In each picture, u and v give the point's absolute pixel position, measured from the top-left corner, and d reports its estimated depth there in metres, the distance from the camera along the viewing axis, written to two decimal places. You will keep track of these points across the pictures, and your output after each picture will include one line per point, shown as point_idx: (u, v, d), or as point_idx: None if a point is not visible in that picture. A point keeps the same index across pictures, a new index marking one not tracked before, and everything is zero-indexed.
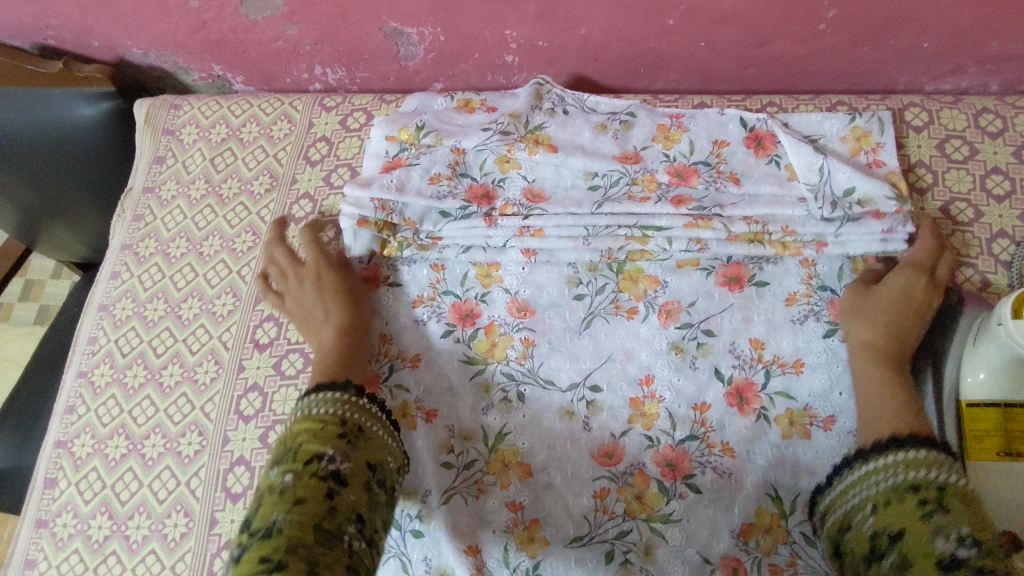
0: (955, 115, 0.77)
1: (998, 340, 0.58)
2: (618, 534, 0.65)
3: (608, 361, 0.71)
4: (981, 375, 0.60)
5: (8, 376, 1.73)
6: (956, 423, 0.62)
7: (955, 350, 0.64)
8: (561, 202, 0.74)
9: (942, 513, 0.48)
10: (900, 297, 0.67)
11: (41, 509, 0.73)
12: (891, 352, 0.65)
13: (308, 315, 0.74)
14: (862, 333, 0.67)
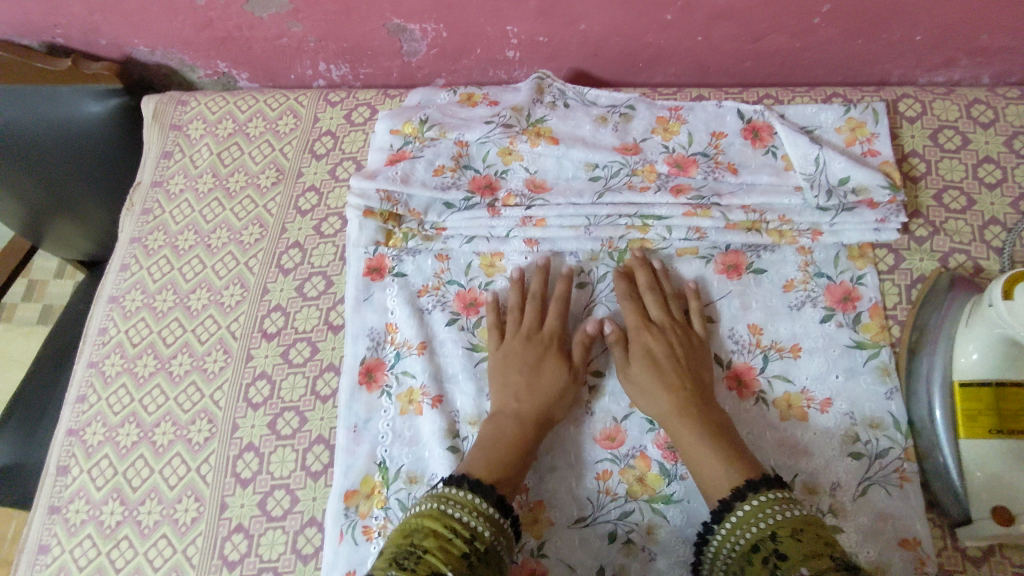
0: (947, 107, 0.79)
1: (991, 319, 0.60)
2: (621, 514, 0.66)
3: (610, 348, 0.73)
4: (974, 356, 0.62)
5: (12, 374, 1.74)
6: (948, 403, 0.63)
7: (947, 331, 0.66)
8: (564, 192, 0.76)
9: (783, 563, 0.52)
10: (653, 345, 0.69)
11: (54, 496, 0.74)
12: (670, 400, 0.65)
13: (511, 375, 0.69)
14: (638, 383, 0.68)
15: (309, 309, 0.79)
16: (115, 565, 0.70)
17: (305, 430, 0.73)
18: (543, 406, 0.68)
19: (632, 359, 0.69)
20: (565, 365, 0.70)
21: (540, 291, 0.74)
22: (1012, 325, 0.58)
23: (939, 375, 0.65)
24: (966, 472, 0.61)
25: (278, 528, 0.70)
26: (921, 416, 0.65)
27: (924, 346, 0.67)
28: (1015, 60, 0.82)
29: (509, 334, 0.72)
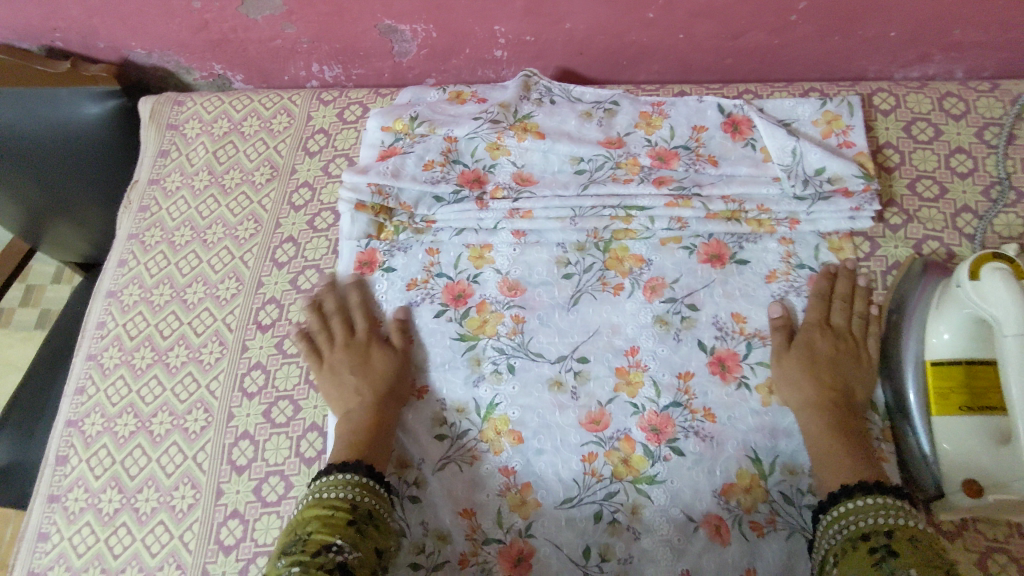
0: (921, 99, 0.81)
1: (960, 299, 0.63)
2: (606, 495, 0.68)
3: (595, 335, 0.75)
4: (944, 335, 0.64)
5: (9, 379, 1.75)
6: (921, 381, 0.65)
7: (919, 314, 0.68)
8: (549, 185, 0.78)
9: (894, 557, 0.53)
10: (820, 345, 0.70)
11: (54, 485, 0.76)
12: (817, 399, 0.68)
13: (343, 376, 0.74)
14: (785, 379, 0.70)
15: (302, 301, 0.81)
16: (114, 552, 0.72)
17: (298, 418, 0.75)
18: (376, 392, 0.72)
19: (790, 354, 0.71)
20: (391, 352, 0.75)
21: (359, 300, 0.78)
22: (979, 303, 0.60)
23: (911, 356, 0.67)
24: (939, 448, 0.63)
25: (273, 513, 0.72)
26: (896, 395, 0.67)
27: (898, 329, 0.69)
28: (987, 55, 0.85)
29: (337, 344, 0.76)
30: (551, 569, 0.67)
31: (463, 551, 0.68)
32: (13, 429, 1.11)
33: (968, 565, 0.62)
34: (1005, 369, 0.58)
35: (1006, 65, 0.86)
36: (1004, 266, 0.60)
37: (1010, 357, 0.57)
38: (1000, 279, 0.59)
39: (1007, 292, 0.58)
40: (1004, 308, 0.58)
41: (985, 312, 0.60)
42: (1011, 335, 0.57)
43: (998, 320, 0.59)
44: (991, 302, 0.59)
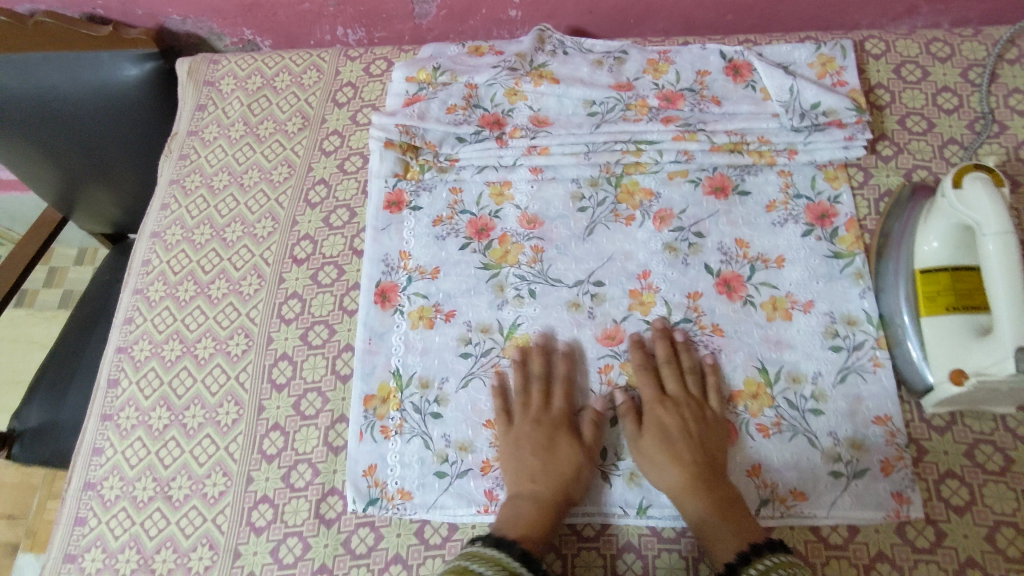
0: (909, 45, 0.87)
1: (945, 211, 0.68)
2: (622, 402, 0.73)
3: (609, 261, 0.80)
4: (934, 244, 0.70)
5: (33, 358, 1.73)
6: (912, 288, 0.72)
7: (911, 229, 0.74)
8: (564, 125, 0.84)
9: None
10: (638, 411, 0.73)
11: (106, 405, 0.82)
12: (681, 466, 0.68)
13: (524, 457, 0.71)
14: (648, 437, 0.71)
15: (335, 236, 0.87)
16: (164, 463, 0.78)
17: (334, 339, 0.81)
18: (560, 487, 0.69)
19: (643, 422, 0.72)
20: (579, 446, 0.71)
21: (542, 371, 0.75)
22: (964, 209, 0.66)
23: (903, 267, 0.73)
24: (926, 345, 0.69)
25: (311, 425, 0.77)
26: (889, 303, 0.73)
27: (891, 245, 0.75)
28: (971, 6, 0.91)
29: (517, 416, 0.74)
30: None
31: (486, 457, 0.73)
32: (48, 387, 1.12)
33: (956, 455, 0.68)
34: (985, 264, 0.63)
35: (990, 15, 0.92)
36: (985, 176, 0.66)
37: (991, 254, 0.62)
38: (980, 187, 0.65)
39: (987, 196, 0.64)
40: (984, 210, 0.64)
41: (969, 217, 0.65)
42: (990, 234, 0.63)
43: (979, 223, 0.64)
44: (975, 206, 0.64)
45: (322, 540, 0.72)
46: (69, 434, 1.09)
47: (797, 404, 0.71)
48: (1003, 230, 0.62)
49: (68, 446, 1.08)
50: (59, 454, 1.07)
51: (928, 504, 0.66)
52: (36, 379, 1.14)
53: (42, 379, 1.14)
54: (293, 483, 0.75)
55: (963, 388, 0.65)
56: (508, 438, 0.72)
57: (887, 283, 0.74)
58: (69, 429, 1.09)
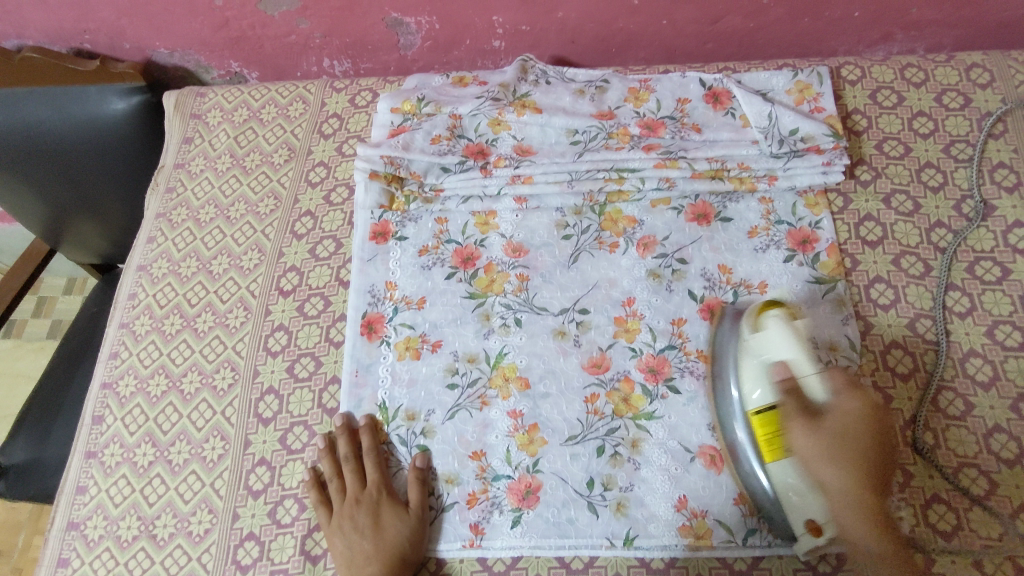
0: (884, 70, 0.89)
1: (755, 356, 0.66)
2: (608, 431, 0.73)
3: (594, 288, 0.81)
4: (755, 390, 0.66)
5: (20, 392, 1.70)
6: (750, 432, 0.67)
7: (733, 367, 0.70)
8: (547, 154, 0.85)
9: None
10: (844, 430, 0.60)
11: (91, 442, 0.81)
12: (850, 488, 0.59)
13: (356, 541, 0.70)
14: (820, 467, 0.60)
15: (321, 268, 0.87)
16: (148, 500, 0.77)
17: (320, 372, 0.81)
18: (397, 563, 0.69)
19: (822, 424, 0.61)
20: (405, 518, 0.71)
21: (351, 451, 0.75)
22: (767, 352, 0.65)
23: (737, 410, 0.68)
24: (778, 493, 0.65)
25: (297, 459, 0.77)
26: (733, 452, 0.69)
27: (721, 382, 0.71)
28: (944, 32, 0.93)
29: (342, 502, 0.73)
30: (557, 499, 0.71)
31: (472, 490, 0.73)
32: (32, 425, 1.11)
33: (944, 480, 0.67)
34: (815, 409, 0.62)
35: (964, 41, 0.94)
36: (778, 315, 0.66)
37: (814, 394, 0.63)
38: (780, 329, 0.64)
39: (783, 335, 0.64)
40: (788, 354, 0.63)
41: (776, 363, 0.64)
42: (807, 378, 0.63)
43: (791, 364, 0.63)
44: (776, 349, 0.64)
45: None
46: (54, 470, 1.07)
47: None
48: (813, 370, 0.62)
49: (54, 483, 1.06)
50: (44, 491, 1.05)
51: (915, 531, 0.66)
52: (21, 414, 1.13)
53: (27, 414, 1.12)
54: (279, 520, 0.74)
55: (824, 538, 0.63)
56: (335, 525, 0.71)
57: (728, 432, 0.69)
58: (54, 467, 1.07)
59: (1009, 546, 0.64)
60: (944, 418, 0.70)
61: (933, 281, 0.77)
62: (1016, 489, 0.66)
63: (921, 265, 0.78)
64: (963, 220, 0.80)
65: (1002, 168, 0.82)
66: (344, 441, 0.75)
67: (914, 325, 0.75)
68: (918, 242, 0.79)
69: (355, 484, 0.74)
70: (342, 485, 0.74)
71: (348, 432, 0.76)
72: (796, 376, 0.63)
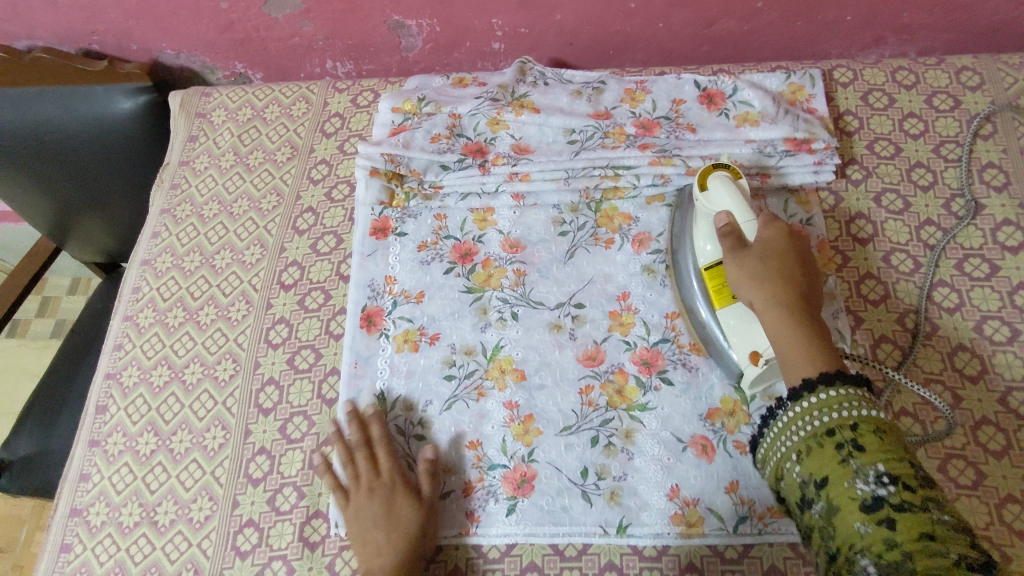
0: (876, 73, 0.91)
1: (701, 212, 0.75)
2: (602, 422, 0.75)
3: (590, 283, 0.82)
4: (705, 244, 0.74)
5: (22, 389, 1.72)
6: (702, 285, 0.74)
7: (688, 235, 0.77)
8: (545, 152, 0.87)
9: (859, 452, 0.55)
10: (770, 253, 0.68)
11: (94, 431, 0.83)
12: (772, 291, 0.66)
13: (370, 529, 0.69)
14: (744, 288, 0.68)
15: (322, 262, 0.89)
16: (150, 488, 0.78)
17: (320, 363, 0.83)
18: (412, 551, 0.68)
19: (750, 252, 0.69)
20: (420, 506, 0.70)
21: (363, 438, 0.74)
22: (711, 206, 0.73)
23: (691, 268, 0.76)
24: (729, 334, 0.71)
25: (296, 448, 0.78)
26: (689, 305, 0.76)
27: (677, 249, 0.79)
28: (935, 36, 0.95)
29: (355, 489, 0.72)
30: (552, 488, 0.72)
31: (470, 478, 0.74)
32: (36, 418, 1.12)
33: (932, 471, 0.69)
34: (748, 244, 0.69)
35: (954, 45, 0.96)
36: (722, 174, 0.73)
37: (748, 235, 0.70)
38: (721, 187, 0.72)
39: (725, 190, 0.72)
40: (727, 204, 0.71)
41: (718, 213, 0.72)
42: (743, 222, 0.70)
43: (731, 213, 0.71)
44: (717, 200, 0.72)
45: (306, 563, 0.72)
46: (58, 462, 1.08)
47: None
48: (747, 215, 0.70)
49: (57, 475, 1.07)
50: (47, 483, 1.07)
51: None
52: (26, 408, 1.15)
53: (32, 408, 1.14)
54: (278, 507, 0.75)
55: (762, 367, 0.68)
56: (350, 512, 0.70)
57: (688, 294, 0.76)
58: (58, 459, 1.08)
59: (996, 535, 0.65)
60: (932, 410, 0.71)
61: (922, 278, 0.78)
62: (1004, 480, 0.67)
63: (911, 262, 0.79)
64: (952, 218, 0.81)
65: (991, 167, 0.83)
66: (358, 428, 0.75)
67: (904, 320, 0.76)
68: (907, 239, 0.81)
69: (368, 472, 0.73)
70: (354, 473, 0.73)
71: (360, 421, 0.76)
72: (735, 221, 0.70)
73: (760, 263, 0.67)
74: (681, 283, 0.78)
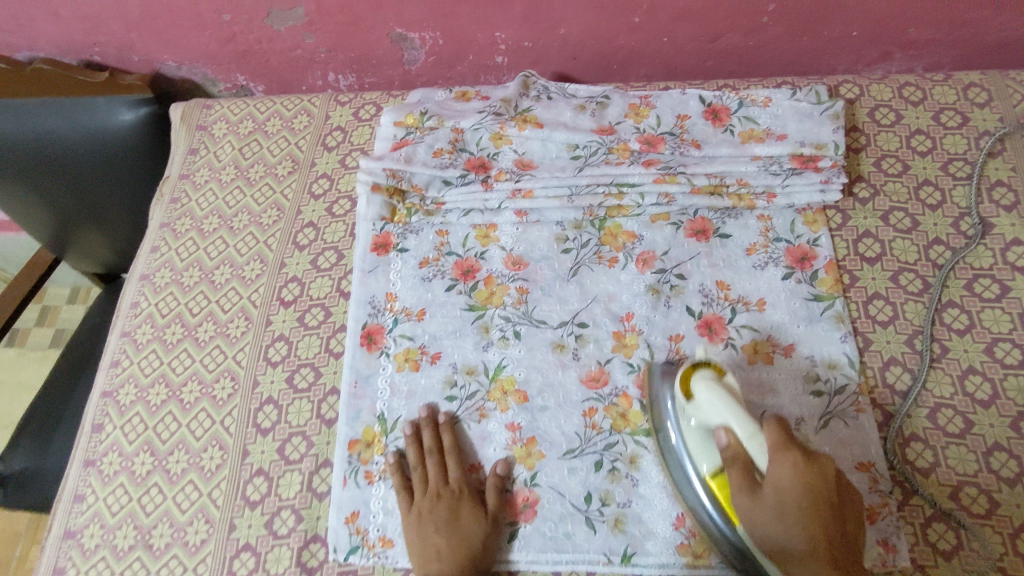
0: (883, 89, 0.90)
1: (698, 423, 0.66)
2: (606, 445, 0.73)
3: (593, 302, 0.81)
4: (701, 460, 0.66)
5: (21, 401, 1.71)
6: (710, 492, 0.65)
7: (678, 426, 0.69)
8: (548, 168, 0.86)
9: None
10: (788, 494, 0.56)
11: (90, 450, 0.82)
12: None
13: (431, 535, 0.70)
14: (771, 533, 0.58)
15: (322, 279, 0.88)
16: (145, 510, 0.77)
17: (319, 382, 0.81)
18: (469, 562, 0.68)
19: (763, 498, 0.58)
20: (481, 516, 0.70)
21: (435, 443, 0.74)
22: (704, 419, 0.64)
23: (693, 469, 0.67)
24: (749, 548, 0.63)
25: (295, 470, 0.77)
26: (694, 500, 0.67)
27: (665, 429, 0.71)
28: (942, 52, 0.94)
29: (420, 493, 0.73)
30: (554, 513, 0.71)
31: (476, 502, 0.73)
32: (33, 432, 1.11)
33: (942, 498, 0.67)
34: (758, 481, 0.59)
35: (962, 60, 0.95)
36: (705, 375, 0.66)
37: (756, 460, 0.60)
38: (708, 392, 0.64)
39: (714, 399, 0.63)
40: (721, 417, 0.62)
41: (715, 430, 0.63)
42: (743, 438, 0.60)
43: (727, 426, 0.62)
44: (708, 415, 0.63)
45: None
46: (55, 478, 1.07)
47: None
48: (745, 428, 0.60)
49: (53, 492, 1.06)
50: (43, 500, 1.05)
51: (915, 550, 0.65)
52: (22, 422, 1.13)
53: (28, 422, 1.13)
54: (275, 530, 0.74)
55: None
56: (419, 516, 0.71)
57: (687, 489, 0.68)
58: (54, 475, 1.07)
59: (1010, 566, 0.64)
60: (944, 436, 0.70)
61: (930, 298, 0.77)
62: (1017, 509, 0.66)
63: (919, 282, 0.78)
64: (961, 238, 0.80)
65: (999, 186, 0.82)
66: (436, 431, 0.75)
67: (912, 343, 0.75)
68: (916, 259, 0.79)
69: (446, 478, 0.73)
70: (428, 478, 0.73)
71: (439, 426, 0.76)
72: (735, 442, 0.61)
73: (776, 501, 0.57)
74: (671, 461, 0.70)
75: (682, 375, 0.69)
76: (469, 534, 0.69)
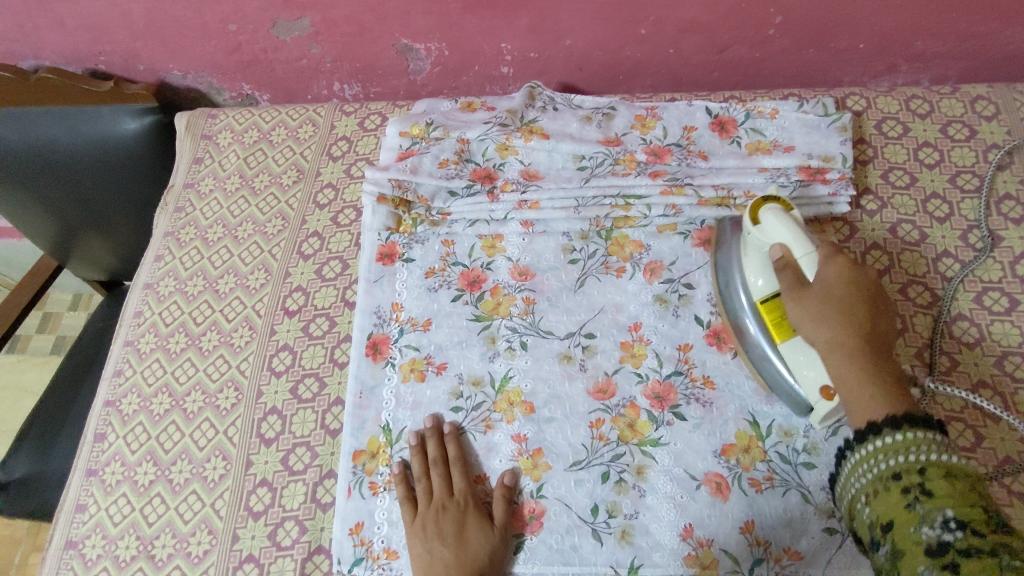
0: (889, 101, 0.91)
1: (752, 245, 0.71)
2: (614, 457, 0.73)
3: (600, 313, 0.81)
4: (759, 279, 0.71)
5: (21, 408, 1.70)
6: (761, 320, 0.71)
7: (736, 265, 0.75)
8: (555, 179, 0.86)
9: (927, 497, 0.51)
10: (830, 288, 0.63)
11: (92, 460, 0.81)
12: (838, 341, 0.62)
13: (435, 547, 0.69)
14: (810, 326, 0.64)
15: (327, 288, 0.88)
16: (148, 520, 0.76)
17: (324, 393, 0.81)
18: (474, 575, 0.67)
19: (807, 291, 0.65)
20: (487, 530, 0.69)
21: (440, 455, 0.74)
22: (763, 242, 0.70)
23: (745, 301, 0.73)
24: (799, 376, 0.68)
25: (299, 481, 0.76)
26: (749, 343, 0.73)
27: (724, 274, 0.77)
28: (948, 64, 0.94)
29: (424, 505, 0.72)
30: (561, 525, 0.70)
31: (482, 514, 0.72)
32: (34, 439, 1.10)
33: None
34: (807, 284, 0.65)
35: (968, 73, 0.95)
36: (773, 206, 0.69)
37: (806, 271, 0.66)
38: (772, 218, 0.68)
39: (778, 220, 0.68)
40: (782, 238, 0.67)
41: (768, 247, 0.69)
42: (799, 258, 0.66)
43: (784, 245, 0.67)
44: (770, 234, 0.68)
45: None
46: (55, 486, 1.06)
47: (789, 459, 0.71)
48: (803, 247, 0.66)
49: (53, 501, 1.05)
50: (43, 509, 1.04)
51: None
52: (24, 428, 1.12)
53: (29, 429, 1.12)
54: (279, 542, 0.73)
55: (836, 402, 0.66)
56: (422, 529, 0.70)
57: (750, 344, 0.73)
58: (55, 481, 1.06)
59: None
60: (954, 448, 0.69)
61: (939, 310, 0.77)
62: None
63: (928, 294, 0.78)
64: (970, 251, 0.80)
65: (1007, 199, 0.82)
66: (441, 442, 0.75)
67: (922, 355, 0.75)
68: (925, 271, 0.79)
69: (449, 490, 0.72)
70: (432, 490, 0.73)
71: (445, 436, 0.75)
72: (789, 255, 0.66)
73: (819, 290, 0.64)
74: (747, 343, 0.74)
75: (748, 211, 0.73)
76: (475, 547, 0.68)
